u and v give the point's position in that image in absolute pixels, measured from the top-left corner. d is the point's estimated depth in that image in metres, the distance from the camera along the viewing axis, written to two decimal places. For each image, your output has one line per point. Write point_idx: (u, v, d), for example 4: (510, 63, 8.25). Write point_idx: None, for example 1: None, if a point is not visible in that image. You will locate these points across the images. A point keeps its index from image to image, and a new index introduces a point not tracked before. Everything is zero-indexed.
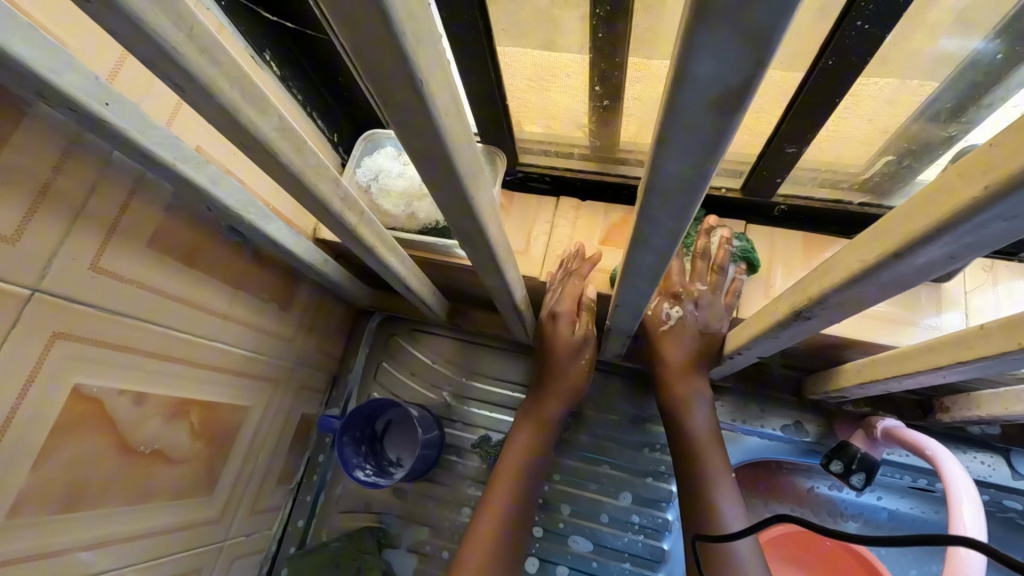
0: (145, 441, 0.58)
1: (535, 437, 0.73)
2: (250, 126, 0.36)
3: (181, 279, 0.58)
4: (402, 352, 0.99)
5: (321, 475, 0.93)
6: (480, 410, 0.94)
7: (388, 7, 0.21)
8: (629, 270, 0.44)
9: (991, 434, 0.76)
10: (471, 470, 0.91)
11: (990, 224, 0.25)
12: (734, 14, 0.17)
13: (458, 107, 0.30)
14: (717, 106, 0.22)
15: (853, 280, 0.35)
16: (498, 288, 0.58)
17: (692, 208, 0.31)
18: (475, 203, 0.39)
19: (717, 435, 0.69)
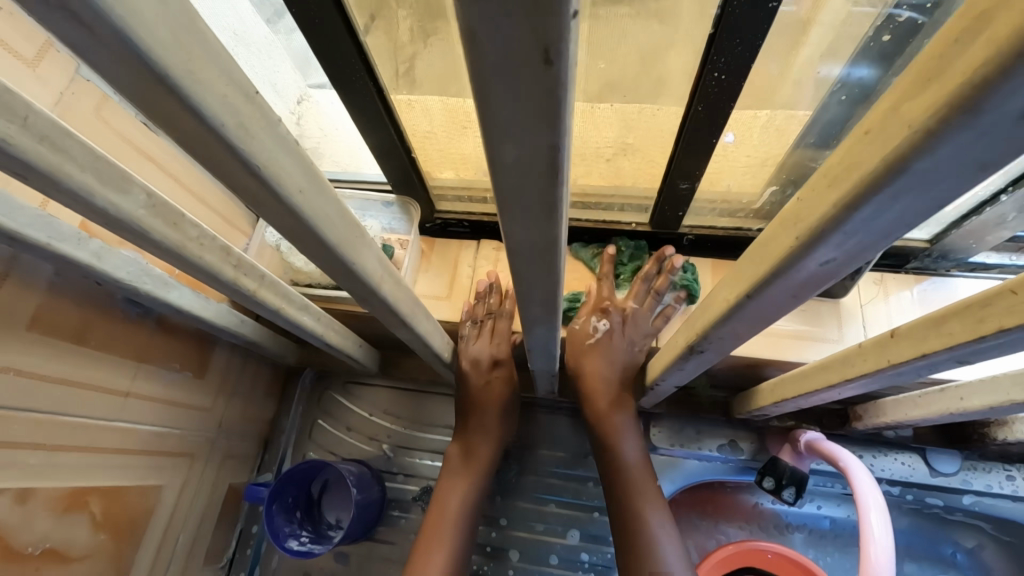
0: (32, 543, 0.53)
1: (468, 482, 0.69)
2: (110, 207, 0.35)
3: (70, 361, 0.54)
4: (337, 406, 0.96)
5: (255, 548, 0.87)
6: (421, 460, 0.92)
7: (200, 105, 0.21)
8: (527, 319, 0.44)
9: (905, 435, 0.81)
10: (415, 525, 0.88)
11: (813, 269, 0.27)
12: (516, 107, 0.18)
13: (316, 182, 0.30)
14: (533, 181, 0.22)
15: (725, 317, 0.37)
16: (413, 340, 0.57)
17: (555, 265, 0.32)
18: (358, 267, 0.38)
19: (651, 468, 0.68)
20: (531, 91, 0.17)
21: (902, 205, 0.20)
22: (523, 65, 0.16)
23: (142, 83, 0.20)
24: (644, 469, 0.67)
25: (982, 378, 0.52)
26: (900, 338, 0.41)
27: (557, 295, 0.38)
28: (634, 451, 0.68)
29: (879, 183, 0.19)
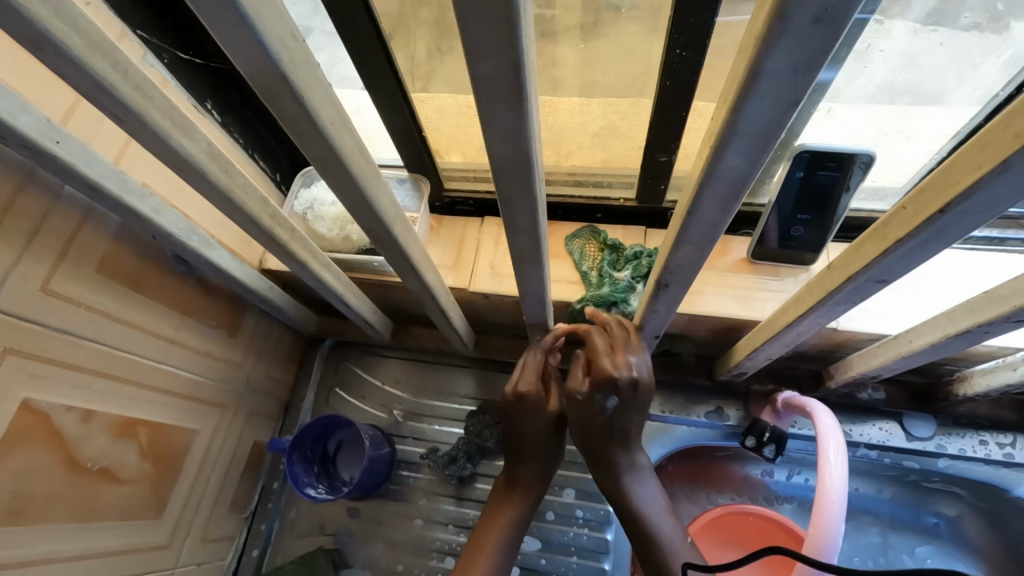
0: (91, 458, 0.61)
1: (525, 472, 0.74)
2: (180, 148, 0.44)
3: (128, 303, 0.64)
4: (352, 376, 1.04)
5: (275, 502, 0.94)
6: (429, 425, 0.99)
7: (264, 41, 0.30)
8: (517, 257, 0.52)
9: (880, 399, 0.86)
10: (422, 483, 0.95)
11: (727, 177, 0.34)
12: (486, 31, 0.26)
13: (343, 119, 0.39)
14: (505, 96, 0.30)
15: (676, 242, 0.44)
16: (420, 290, 0.65)
17: (532, 187, 0.40)
18: (374, 203, 0.46)
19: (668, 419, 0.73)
20: (494, 14, 0.25)
21: (766, 103, 0.28)
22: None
23: (226, 22, 0.29)
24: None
25: (926, 321, 0.58)
26: (834, 269, 0.48)
27: (538, 224, 0.45)
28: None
29: (746, 85, 0.27)
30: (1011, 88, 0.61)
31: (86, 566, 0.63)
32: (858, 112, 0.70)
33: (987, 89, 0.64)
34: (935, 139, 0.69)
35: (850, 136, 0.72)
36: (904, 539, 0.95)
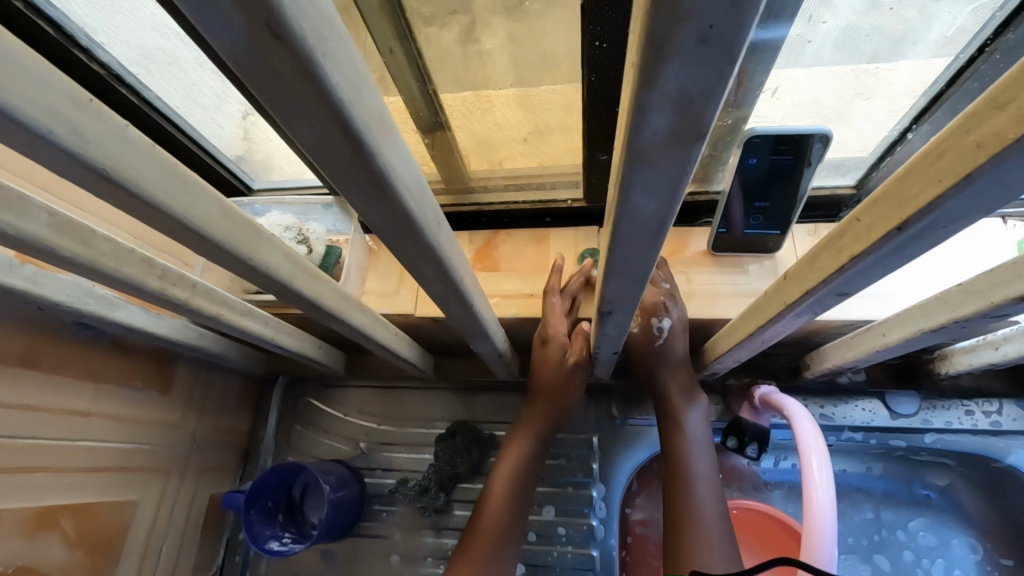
0: (4, 561, 0.55)
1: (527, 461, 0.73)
2: (9, 228, 0.37)
3: (22, 385, 0.56)
4: (312, 410, 0.98)
5: (243, 555, 0.89)
6: (397, 453, 0.93)
7: (18, 116, 0.23)
8: (439, 299, 0.45)
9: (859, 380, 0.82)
10: (397, 516, 0.90)
11: (639, 214, 0.28)
12: (281, 85, 0.20)
13: (184, 183, 0.32)
14: (342, 152, 0.24)
15: (608, 275, 0.38)
16: (351, 333, 0.59)
17: (423, 238, 0.33)
18: (258, 264, 0.40)
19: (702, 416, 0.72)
20: (282, 66, 0.19)
21: (661, 139, 0.21)
22: (259, 43, 0.18)
23: None
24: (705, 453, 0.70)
25: (898, 312, 0.53)
26: (789, 280, 0.42)
27: (446, 268, 0.39)
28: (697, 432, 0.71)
29: (633, 120, 0.21)
30: (970, 50, 0.55)
31: None
32: (811, 87, 0.63)
33: (947, 48, 0.56)
34: (896, 102, 0.62)
35: (803, 112, 0.66)
36: (897, 515, 0.92)
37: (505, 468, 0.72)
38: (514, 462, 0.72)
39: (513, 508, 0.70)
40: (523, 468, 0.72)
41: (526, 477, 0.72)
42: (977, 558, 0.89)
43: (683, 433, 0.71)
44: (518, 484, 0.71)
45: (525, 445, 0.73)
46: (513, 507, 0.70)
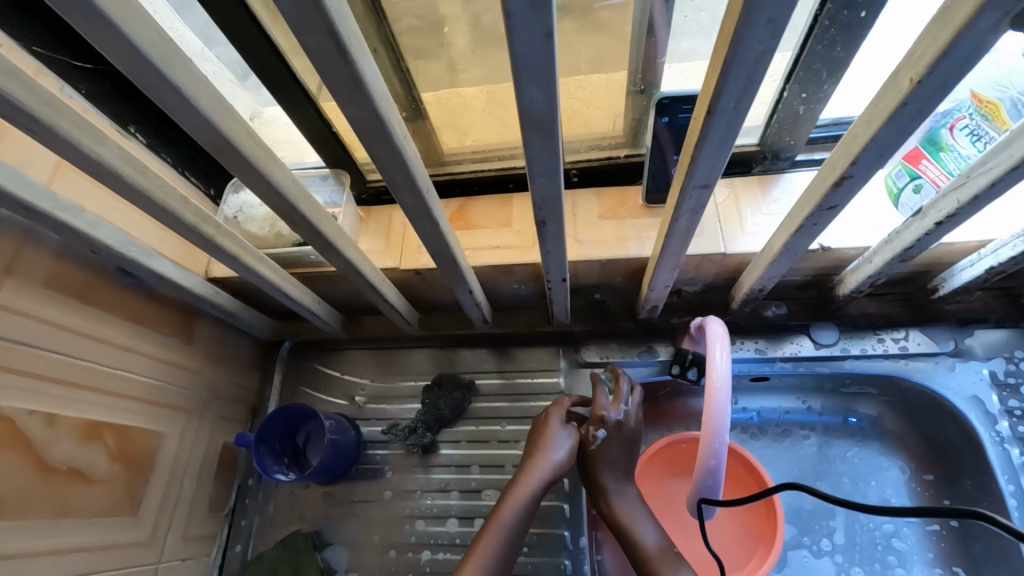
0: (60, 459, 0.67)
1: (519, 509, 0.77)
2: (94, 153, 0.51)
3: (77, 314, 0.69)
4: (312, 371, 1.10)
5: (252, 498, 0.99)
6: (388, 404, 1.05)
7: (130, 38, 0.37)
8: (411, 213, 0.59)
9: (781, 315, 0.94)
10: (389, 458, 1.00)
11: (534, 105, 0.42)
12: (298, 7, 0.34)
13: (224, 106, 0.46)
14: (335, 59, 0.38)
15: (533, 175, 0.52)
16: (345, 266, 0.72)
17: (394, 142, 0.47)
18: (273, 181, 0.54)
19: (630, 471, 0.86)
20: None
21: (528, 35, 0.35)
22: None
23: (97, 27, 0.35)
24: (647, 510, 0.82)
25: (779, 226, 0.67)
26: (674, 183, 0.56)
27: (414, 177, 0.53)
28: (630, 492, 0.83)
29: (507, 23, 0.35)
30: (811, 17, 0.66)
31: (69, 561, 0.68)
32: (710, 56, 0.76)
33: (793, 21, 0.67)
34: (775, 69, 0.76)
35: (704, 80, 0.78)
36: (837, 444, 1.03)
37: (498, 522, 0.76)
38: (509, 519, 0.76)
39: (504, 559, 0.74)
40: (517, 527, 0.76)
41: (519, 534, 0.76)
42: (906, 478, 0.99)
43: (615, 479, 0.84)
44: (513, 532, 0.76)
45: (520, 500, 0.77)
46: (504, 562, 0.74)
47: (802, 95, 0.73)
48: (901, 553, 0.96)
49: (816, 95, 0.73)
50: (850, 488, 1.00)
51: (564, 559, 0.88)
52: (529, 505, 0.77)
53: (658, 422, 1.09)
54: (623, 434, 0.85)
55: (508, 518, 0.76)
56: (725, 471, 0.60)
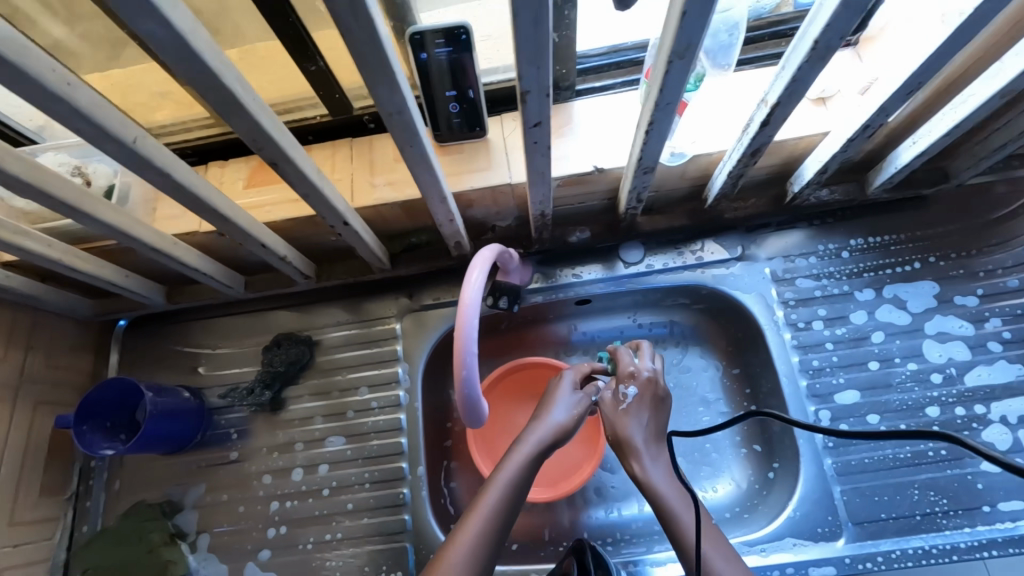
0: None
1: (516, 475, 0.75)
2: None
3: None
4: (151, 348, 1.08)
5: (96, 477, 0.99)
6: (231, 369, 1.05)
7: None
8: (131, 167, 0.58)
9: (589, 238, 0.98)
10: (235, 420, 1.02)
11: (157, 38, 0.42)
12: None
13: None
14: None
15: (222, 114, 0.52)
16: (108, 231, 0.71)
17: (44, 87, 0.46)
18: None
19: (661, 450, 0.83)
20: None
21: None
22: None
23: None
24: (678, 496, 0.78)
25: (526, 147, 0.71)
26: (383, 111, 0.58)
27: (103, 127, 0.52)
28: (657, 466, 0.81)
29: None
30: None
31: None
32: None
33: None
34: None
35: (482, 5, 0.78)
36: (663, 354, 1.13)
37: (490, 495, 0.73)
38: (505, 482, 0.75)
39: (493, 539, 0.71)
40: (515, 491, 0.75)
41: (514, 502, 0.75)
42: (720, 375, 1.09)
43: (639, 453, 0.82)
44: (508, 496, 0.74)
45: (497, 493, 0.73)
46: (488, 554, 0.69)
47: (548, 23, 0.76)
48: (715, 440, 1.07)
49: (561, 22, 0.76)
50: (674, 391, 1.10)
51: (404, 487, 0.94)
52: (527, 466, 0.76)
53: (507, 354, 1.15)
54: (648, 393, 0.85)
55: (484, 510, 0.72)
56: (478, 377, 0.65)
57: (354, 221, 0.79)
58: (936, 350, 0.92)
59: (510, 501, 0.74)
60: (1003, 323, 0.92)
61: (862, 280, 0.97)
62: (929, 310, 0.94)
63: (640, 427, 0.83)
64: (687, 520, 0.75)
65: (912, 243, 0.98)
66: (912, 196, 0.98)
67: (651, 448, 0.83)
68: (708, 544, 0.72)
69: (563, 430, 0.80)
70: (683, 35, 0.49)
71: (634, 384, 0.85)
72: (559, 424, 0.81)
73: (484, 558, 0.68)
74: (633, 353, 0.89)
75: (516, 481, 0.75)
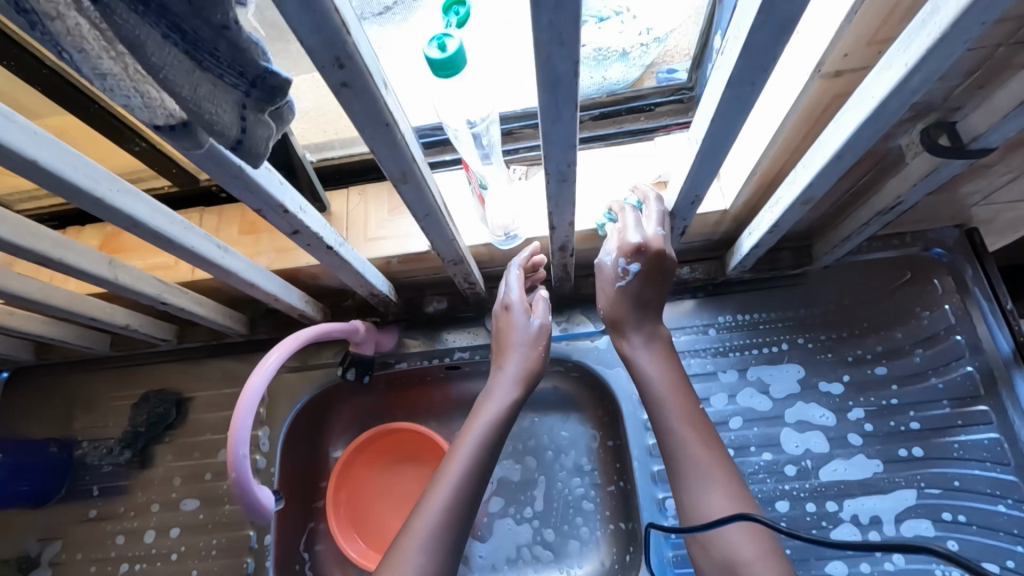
0: None
1: (488, 427, 0.71)
2: None
3: None
4: (24, 399, 1.08)
5: None
6: (99, 424, 1.05)
7: None
8: None
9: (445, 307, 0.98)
10: (97, 477, 1.02)
11: None
12: None
13: None
14: None
15: None
16: None
17: None
18: None
19: (665, 356, 0.75)
20: None
21: None
22: None
23: None
24: (676, 401, 0.70)
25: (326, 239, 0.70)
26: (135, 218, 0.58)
27: None
28: (651, 360, 0.73)
29: None
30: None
31: None
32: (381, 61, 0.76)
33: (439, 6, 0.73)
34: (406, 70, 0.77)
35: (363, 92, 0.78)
36: (544, 420, 1.10)
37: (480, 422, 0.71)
38: (490, 414, 0.72)
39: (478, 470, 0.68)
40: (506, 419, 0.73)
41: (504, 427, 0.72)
42: (594, 443, 1.08)
43: (634, 361, 0.75)
44: (481, 453, 0.69)
45: (467, 453, 0.68)
46: (473, 483, 0.66)
47: None
48: (584, 511, 1.04)
49: None
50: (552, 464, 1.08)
51: (248, 557, 0.93)
52: (495, 422, 0.71)
53: (394, 411, 1.11)
54: (651, 267, 0.73)
55: (452, 475, 0.66)
56: (248, 478, 0.64)
57: (176, 299, 0.79)
58: (794, 440, 0.88)
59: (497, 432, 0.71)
60: (866, 415, 0.88)
61: (727, 359, 0.94)
62: (792, 395, 0.90)
63: (637, 314, 0.76)
64: (686, 437, 0.67)
65: (782, 322, 0.94)
66: (783, 274, 0.95)
67: (648, 332, 0.76)
68: (708, 462, 0.65)
69: (535, 365, 0.78)
70: (387, 166, 0.48)
71: (635, 261, 0.72)
72: (523, 373, 0.77)
73: (464, 489, 0.65)
74: (655, 203, 0.75)
75: (484, 437, 0.70)
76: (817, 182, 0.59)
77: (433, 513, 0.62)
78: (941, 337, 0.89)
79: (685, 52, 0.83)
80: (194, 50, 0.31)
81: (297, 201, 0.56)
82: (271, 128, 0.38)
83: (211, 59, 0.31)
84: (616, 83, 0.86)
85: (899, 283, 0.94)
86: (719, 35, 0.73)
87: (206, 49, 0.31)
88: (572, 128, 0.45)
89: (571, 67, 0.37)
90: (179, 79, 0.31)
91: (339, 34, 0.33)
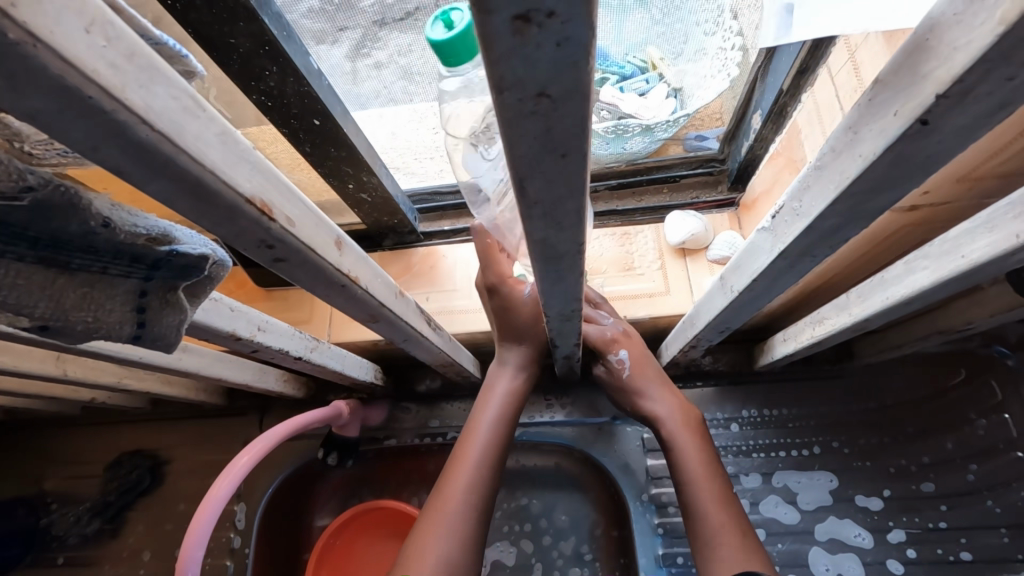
0: None
1: (496, 422, 0.65)
2: None
3: None
4: (0, 454, 1.03)
5: None
6: (70, 487, 0.99)
7: None
8: None
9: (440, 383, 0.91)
10: (65, 546, 0.96)
11: None
12: None
13: None
14: None
15: None
16: None
17: None
18: None
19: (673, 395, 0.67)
20: None
21: None
22: None
23: None
24: (685, 438, 0.62)
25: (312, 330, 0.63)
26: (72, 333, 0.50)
27: None
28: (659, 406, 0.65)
29: None
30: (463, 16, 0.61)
31: None
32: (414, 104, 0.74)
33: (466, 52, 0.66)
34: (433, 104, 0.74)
35: (399, 125, 0.77)
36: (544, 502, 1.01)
37: (479, 432, 0.64)
38: (490, 430, 0.64)
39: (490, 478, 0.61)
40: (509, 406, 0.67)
41: (508, 424, 0.66)
42: (595, 530, 0.96)
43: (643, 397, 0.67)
44: (489, 451, 0.63)
45: (478, 452, 0.62)
46: (477, 518, 0.58)
47: (350, 184, 0.65)
48: None
49: (364, 185, 0.65)
50: (549, 553, 0.95)
51: None
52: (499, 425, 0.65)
53: (382, 482, 0.99)
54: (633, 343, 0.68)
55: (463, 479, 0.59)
56: None
57: (139, 382, 0.72)
58: (824, 562, 0.77)
59: (498, 443, 0.64)
60: (908, 539, 0.77)
61: (751, 461, 0.84)
62: (823, 508, 0.80)
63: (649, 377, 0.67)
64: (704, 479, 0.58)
65: (813, 421, 0.85)
66: (816, 367, 0.86)
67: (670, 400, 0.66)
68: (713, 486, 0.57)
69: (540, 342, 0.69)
70: (352, 312, 0.39)
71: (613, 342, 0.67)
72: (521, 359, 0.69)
73: (477, 502, 0.58)
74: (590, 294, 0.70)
75: (496, 433, 0.64)
76: (875, 319, 0.49)
77: (436, 550, 0.54)
78: (1002, 453, 0.78)
79: (716, 117, 0.73)
80: (51, 255, 0.23)
81: (255, 322, 0.48)
82: (187, 310, 0.29)
83: (80, 261, 0.23)
84: (635, 153, 0.75)
85: (950, 385, 0.83)
86: (761, 116, 0.63)
87: (71, 250, 0.23)
88: (577, 287, 0.36)
89: (573, 248, 0.29)
90: (30, 297, 0.23)
91: (259, 224, 0.25)
